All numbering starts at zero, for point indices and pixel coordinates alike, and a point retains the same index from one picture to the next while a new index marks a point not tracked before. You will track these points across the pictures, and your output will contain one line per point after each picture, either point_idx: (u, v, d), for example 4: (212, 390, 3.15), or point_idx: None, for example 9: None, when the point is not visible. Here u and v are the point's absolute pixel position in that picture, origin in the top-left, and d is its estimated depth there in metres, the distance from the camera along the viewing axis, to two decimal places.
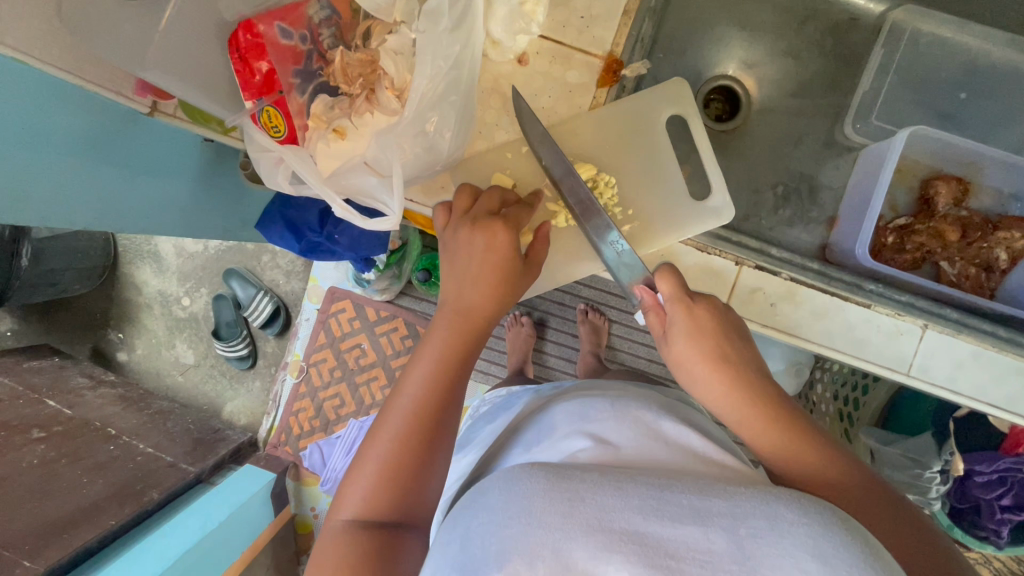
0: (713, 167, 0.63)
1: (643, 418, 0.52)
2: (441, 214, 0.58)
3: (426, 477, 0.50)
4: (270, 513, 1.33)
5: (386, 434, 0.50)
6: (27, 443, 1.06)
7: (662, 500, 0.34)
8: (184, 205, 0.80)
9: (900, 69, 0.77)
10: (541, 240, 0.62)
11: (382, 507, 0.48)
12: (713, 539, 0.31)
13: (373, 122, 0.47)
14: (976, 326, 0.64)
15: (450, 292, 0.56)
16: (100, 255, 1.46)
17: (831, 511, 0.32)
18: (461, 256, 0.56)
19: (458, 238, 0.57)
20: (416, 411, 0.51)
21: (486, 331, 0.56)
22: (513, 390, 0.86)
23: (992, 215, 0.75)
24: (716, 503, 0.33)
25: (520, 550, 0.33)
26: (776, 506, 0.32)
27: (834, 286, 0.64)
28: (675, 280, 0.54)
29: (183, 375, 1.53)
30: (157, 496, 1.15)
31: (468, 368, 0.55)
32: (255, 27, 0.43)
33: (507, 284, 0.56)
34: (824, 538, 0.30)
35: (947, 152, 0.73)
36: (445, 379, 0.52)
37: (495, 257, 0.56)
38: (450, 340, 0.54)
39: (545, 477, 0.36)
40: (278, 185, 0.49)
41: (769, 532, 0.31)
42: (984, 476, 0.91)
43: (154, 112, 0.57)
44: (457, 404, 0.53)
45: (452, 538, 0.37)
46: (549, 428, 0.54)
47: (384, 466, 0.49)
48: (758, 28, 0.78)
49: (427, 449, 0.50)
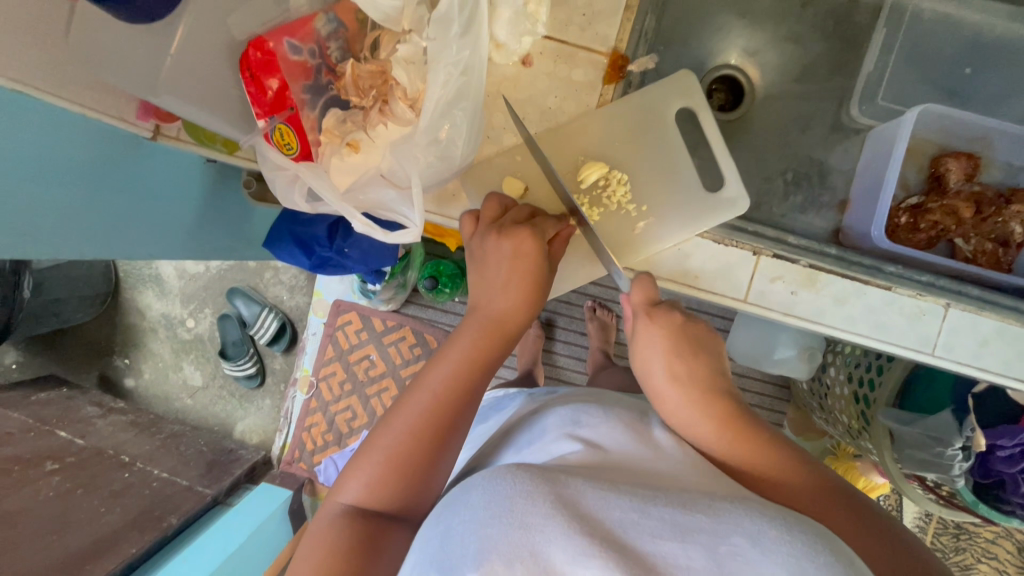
0: (726, 159, 0.63)
1: (635, 425, 0.51)
2: (468, 222, 0.59)
3: (430, 476, 0.49)
4: (289, 530, 1.32)
5: (397, 424, 0.50)
6: (42, 476, 1.05)
7: (646, 513, 0.34)
8: (189, 227, 0.79)
9: (903, 48, 0.77)
10: (562, 239, 0.60)
11: (382, 500, 0.48)
12: (693, 555, 0.31)
13: (387, 133, 0.47)
14: (1000, 302, 0.64)
15: (479, 299, 0.56)
16: (101, 281, 1.45)
17: (813, 533, 0.34)
18: (489, 264, 0.56)
19: (486, 244, 0.57)
20: (430, 407, 0.50)
21: (514, 339, 0.56)
22: (505, 393, 0.86)
23: (1003, 188, 0.75)
24: (699, 518, 0.33)
25: (498, 550, 0.32)
26: (758, 527, 0.33)
27: (855, 270, 0.63)
28: (649, 291, 0.58)
29: (192, 398, 1.52)
30: (175, 521, 1.13)
31: (489, 374, 0.54)
32: (265, 44, 0.42)
33: (536, 291, 0.56)
34: (805, 560, 0.31)
35: (956, 129, 0.72)
36: (464, 381, 0.52)
37: (522, 262, 0.56)
38: (475, 342, 0.54)
39: (530, 479, 0.35)
40: (294, 204, 0.49)
41: (752, 551, 0.31)
42: (1006, 450, 0.90)
43: (158, 136, 0.56)
44: (470, 408, 0.52)
45: (433, 534, 0.37)
46: (540, 431, 0.54)
47: (389, 456, 0.48)
48: (758, 15, 0.77)
49: (438, 447, 0.49)
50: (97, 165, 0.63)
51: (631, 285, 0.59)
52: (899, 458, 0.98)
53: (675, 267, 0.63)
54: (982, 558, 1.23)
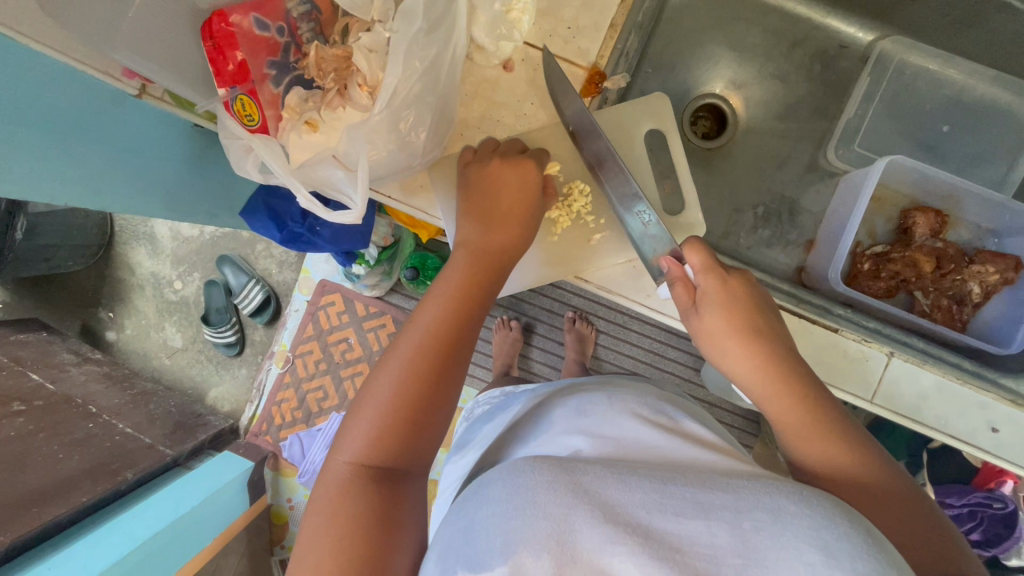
0: (689, 183, 0.64)
1: (642, 412, 0.53)
2: (467, 151, 0.60)
3: (432, 416, 0.50)
4: (245, 500, 1.34)
5: (396, 370, 0.51)
6: (6, 415, 1.06)
7: (665, 493, 0.34)
8: (174, 187, 0.81)
9: (886, 99, 0.78)
10: (552, 192, 0.63)
11: (387, 447, 0.49)
12: (716, 533, 0.32)
13: (345, 117, 0.48)
14: (943, 358, 0.66)
15: (468, 235, 0.59)
16: (96, 233, 1.46)
17: (832, 503, 0.34)
18: (490, 192, 0.58)
19: (490, 169, 0.58)
20: (428, 346, 0.52)
21: (505, 273, 0.59)
22: (510, 392, 0.85)
23: (969, 248, 0.76)
24: (719, 496, 0.34)
25: (525, 541, 0.32)
26: (777, 498, 0.33)
27: (802, 308, 0.66)
28: (707, 252, 0.55)
29: (170, 358, 1.53)
30: (131, 476, 1.15)
31: (481, 305, 0.56)
32: (228, 17, 0.44)
33: (527, 225, 0.60)
34: (827, 532, 0.31)
35: (926, 184, 0.74)
36: (460, 317, 0.54)
37: (524, 196, 0.59)
38: (469, 276, 0.56)
39: (550, 469, 0.36)
40: (245, 174, 0.49)
41: (773, 525, 0.31)
42: (955, 509, 0.94)
43: (143, 95, 0.58)
44: (468, 343, 0.54)
45: (455, 532, 0.37)
46: (549, 424, 0.56)
47: (392, 403, 0.49)
48: (748, 49, 0.79)
49: (442, 380, 0.51)
50: (71, 116, 0.63)
51: (683, 246, 0.56)
52: None
53: (627, 281, 0.64)
54: None
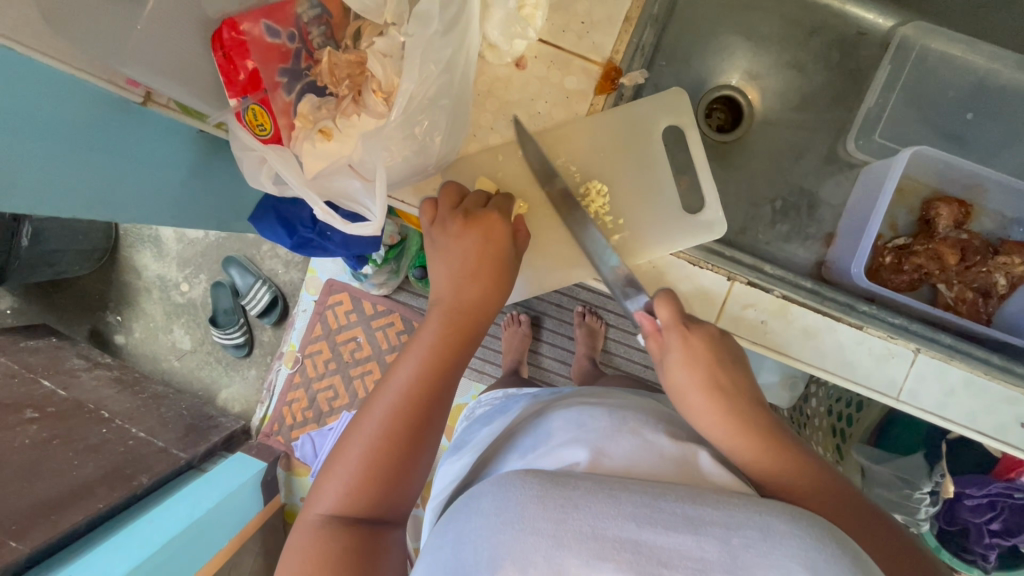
0: (708, 179, 0.63)
1: (639, 431, 0.50)
2: (427, 208, 0.58)
3: (407, 475, 0.49)
4: (259, 500, 1.35)
5: (369, 428, 0.50)
6: (19, 423, 1.06)
7: (656, 509, 0.35)
8: (180, 193, 0.79)
9: (907, 86, 0.76)
10: (524, 233, 0.60)
11: (363, 504, 0.48)
12: (705, 548, 0.33)
13: (361, 124, 0.46)
14: (969, 352, 0.64)
15: (442, 291, 0.56)
16: (101, 237, 1.45)
17: (821, 525, 0.34)
18: (455, 254, 0.56)
19: (450, 232, 0.56)
20: (403, 406, 0.50)
21: (482, 332, 0.57)
22: (511, 394, 0.85)
23: (993, 238, 0.74)
24: (711, 512, 0.35)
25: (512, 555, 0.33)
26: (769, 518, 0.34)
27: (827, 306, 0.63)
28: (675, 306, 0.55)
29: (180, 361, 1.53)
30: (146, 481, 1.15)
31: (459, 364, 0.54)
32: (239, 26, 0.43)
33: (503, 279, 0.57)
34: (815, 551, 0.32)
35: (950, 174, 0.72)
36: (437, 373, 0.52)
37: (493, 249, 0.57)
38: (444, 333, 0.54)
39: (540, 484, 0.36)
40: (260, 185, 0.49)
41: (762, 543, 0.33)
42: (974, 500, 0.90)
43: (148, 102, 0.57)
44: (445, 401, 0.52)
45: (443, 542, 0.38)
46: (546, 435, 0.53)
47: (366, 462, 0.48)
48: (764, 38, 0.77)
49: (416, 440, 0.50)
50: (83, 129, 0.62)
51: (654, 300, 0.57)
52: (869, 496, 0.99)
53: (649, 281, 0.63)
54: None
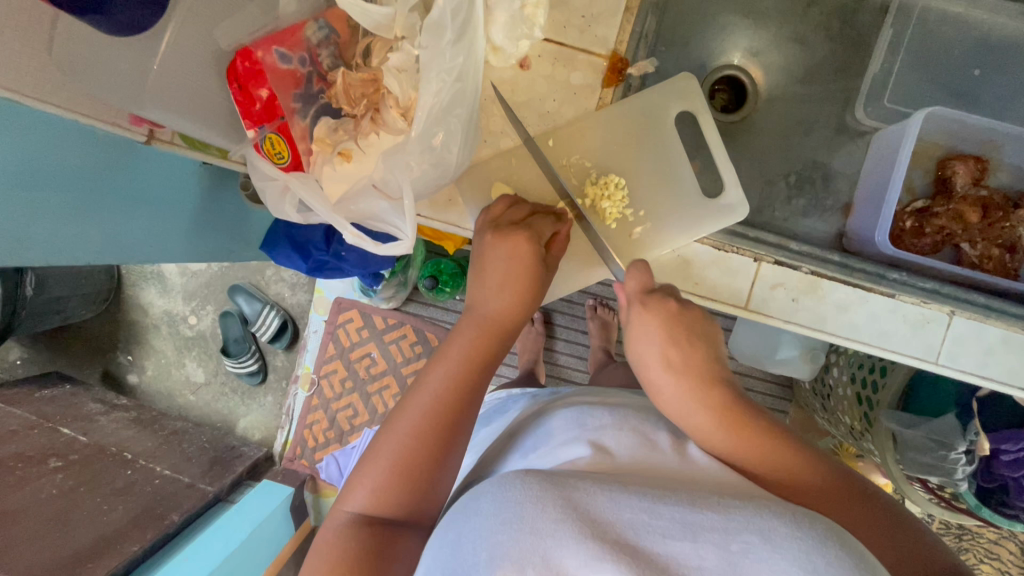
0: (725, 162, 0.62)
1: (642, 430, 0.48)
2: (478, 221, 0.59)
3: (436, 480, 0.48)
4: (289, 526, 1.32)
5: (400, 429, 0.49)
6: (44, 474, 1.05)
7: (656, 512, 0.33)
8: (188, 229, 0.78)
9: (912, 49, 0.75)
10: (559, 243, 0.60)
11: (392, 506, 0.47)
12: (704, 554, 0.31)
13: (380, 142, 0.48)
14: (1006, 310, 0.63)
15: (477, 303, 0.56)
16: (105, 279, 1.44)
17: (828, 529, 0.33)
18: (487, 269, 0.56)
19: (484, 247, 0.57)
20: (434, 407, 0.49)
21: (511, 340, 0.56)
22: (509, 394, 0.83)
23: (1011, 192, 0.74)
24: (709, 516, 0.33)
25: (510, 557, 0.32)
26: (768, 521, 0.32)
27: (857, 277, 0.63)
28: (644, 279, 0.57)
29: (195, 395, 1.52)
30: (177, 519, 1.13)
31: (488, 374, 0.53)
32: (252, 54, 0.43)
33: (533, 293, 0.56)
34: (818, 555, 0.31)
35: (965, 132, 0.71)
36: (468, 377, 0.51)
37: (521, 267, 0.56)
38: (474, 341, 0.53)
39: (540, 484, 0.35)
40: (286, 216, 0.50)
41: (763, 548, 0.31)
42: (1010, 455, 0.85)
43: (152, 141, 0.53)
44: (475, 406, 0.51)
45: (443, 543, 0.37)
46: (547, 435, 0.52)
47: (396, 462, 0.47)
48: (762, 14, 0.76)
49: (445, 444, 0.49)
50: (86, 173, 0.62)
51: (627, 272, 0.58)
52: (901, 460, 0.94)
53: (674, 271, 0.62)
54: (986, 559, 1.22)
